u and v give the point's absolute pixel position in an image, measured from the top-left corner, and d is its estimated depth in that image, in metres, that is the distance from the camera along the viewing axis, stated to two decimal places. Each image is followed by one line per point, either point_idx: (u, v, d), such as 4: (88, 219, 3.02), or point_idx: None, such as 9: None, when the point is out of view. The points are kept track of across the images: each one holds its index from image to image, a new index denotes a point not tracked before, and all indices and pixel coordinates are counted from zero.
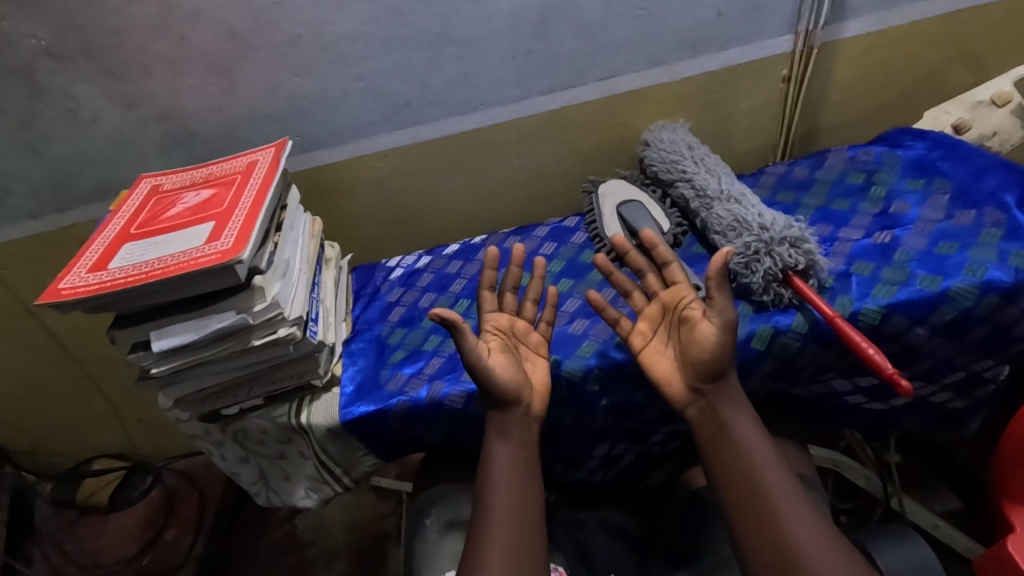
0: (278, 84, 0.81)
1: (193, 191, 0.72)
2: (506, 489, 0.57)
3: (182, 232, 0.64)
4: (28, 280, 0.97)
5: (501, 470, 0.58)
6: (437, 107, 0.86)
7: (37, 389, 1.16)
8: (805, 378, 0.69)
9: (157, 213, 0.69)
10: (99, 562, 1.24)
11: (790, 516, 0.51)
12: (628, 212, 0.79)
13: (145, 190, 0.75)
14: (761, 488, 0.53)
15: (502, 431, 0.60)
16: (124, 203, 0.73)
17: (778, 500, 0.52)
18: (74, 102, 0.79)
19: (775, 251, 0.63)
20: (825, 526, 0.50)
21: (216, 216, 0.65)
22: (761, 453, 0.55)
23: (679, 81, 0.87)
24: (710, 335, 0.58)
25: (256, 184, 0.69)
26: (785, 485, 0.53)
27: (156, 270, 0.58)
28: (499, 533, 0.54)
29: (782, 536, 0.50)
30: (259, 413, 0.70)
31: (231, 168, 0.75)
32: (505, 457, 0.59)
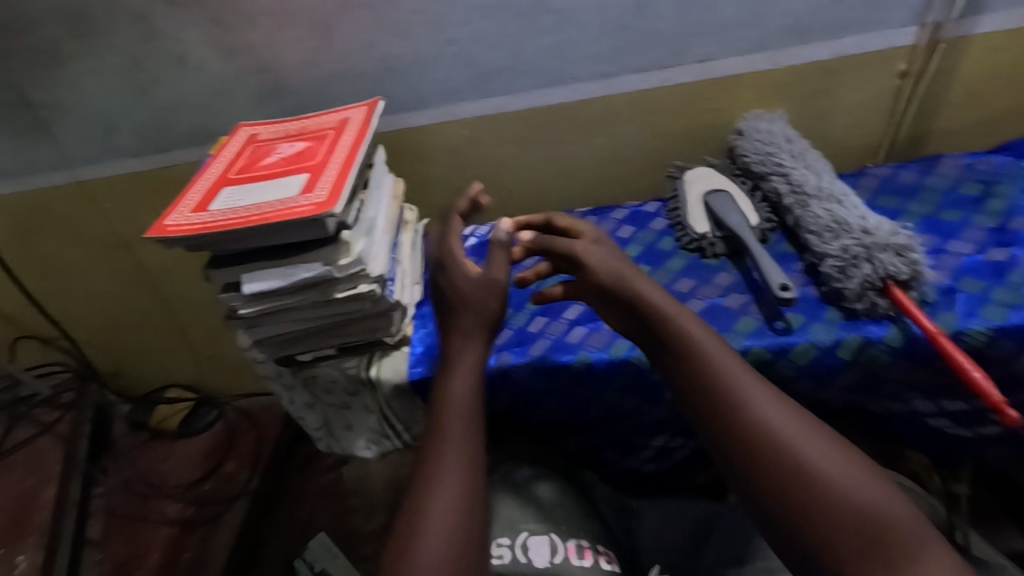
0: (373, 43, 0.82)
1: (287, 143, 0.74)
2: (464, 407, 0.59)
3: (275, 182, 0.66)
4: (126, 214, 1.03)
5: (458, 398, 0.60)
6: (526, 79, 0.84)
7: (123, 317, 1.25)
8: (887, 394, 0.65)
9: (254, 161, 0.72)
10: (164, 482, 1.32)
11: (769, 418, 0.52)
12: (714, 200, 0.76)
13: (243, 138, 0.78)
14: (733, 403, 0.53)
15: (463, 343, 0.63)
16: (223, 149, 0.76)
17: (753, 407, 0.52)
18: (183, 48, 0.83)
19: (876, 258, 0.60)
20: (801, 419, 0.52)
21: (308, 169, 0.67)
22: (721, 363, 0.55)
23: (782, 70, 0.83)
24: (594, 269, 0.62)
25: (348, 142, 0.70)
26: (754, 388, 0.54)
27: (254, 216, 0.60)
28: (453, 448, 0.56)
29: (767, 438, 0.51)
30: (330, 362, 0.73)
31: (323, 124, 0.77)
32: (461, 385, 0.60)
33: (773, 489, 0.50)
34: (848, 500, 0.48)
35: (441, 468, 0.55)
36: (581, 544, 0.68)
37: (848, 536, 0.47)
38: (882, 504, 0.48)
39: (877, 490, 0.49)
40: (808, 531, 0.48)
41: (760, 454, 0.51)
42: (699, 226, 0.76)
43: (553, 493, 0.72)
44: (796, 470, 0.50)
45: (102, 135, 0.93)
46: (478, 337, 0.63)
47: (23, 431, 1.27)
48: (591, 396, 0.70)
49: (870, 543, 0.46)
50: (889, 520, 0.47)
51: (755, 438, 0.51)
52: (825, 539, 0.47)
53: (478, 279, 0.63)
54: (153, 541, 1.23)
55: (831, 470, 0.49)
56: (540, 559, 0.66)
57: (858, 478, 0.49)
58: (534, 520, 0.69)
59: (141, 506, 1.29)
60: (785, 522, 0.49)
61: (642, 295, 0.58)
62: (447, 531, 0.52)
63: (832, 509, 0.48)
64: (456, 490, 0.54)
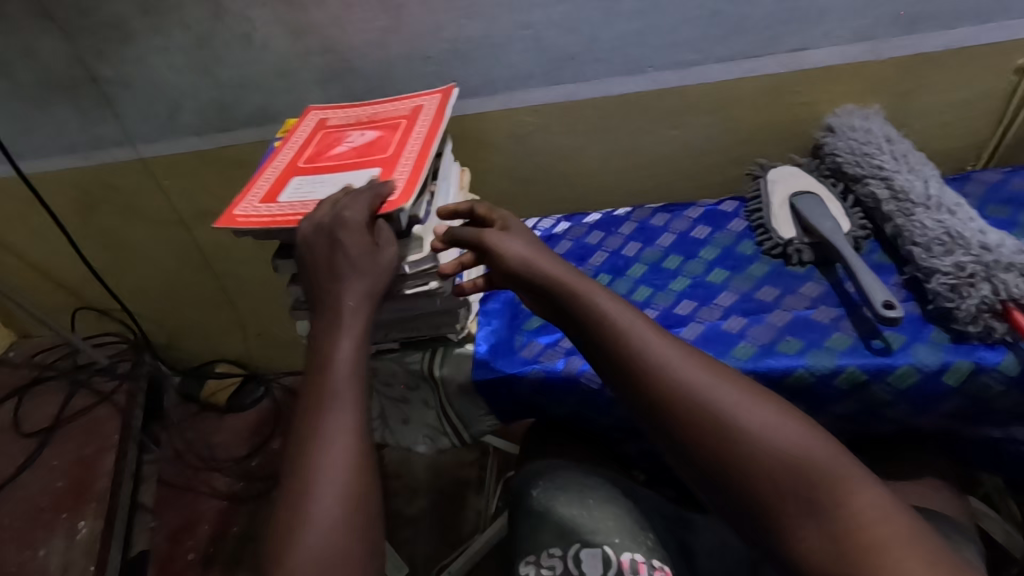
0: (444, 25, 0.78)
1: (357, 131, 0.72)
2: (348, 366, 0.50)
3: (348, 174, 0.64)
4: (186, 192, 1.03)
5: (345, 361, 0.50)
6: (602, 65, 0.80)
7: (178, 292, 1.27)
8: (990, 421, 0.60)
9: (324, 149, 0.70)
10: (214, 455, 1.36)
11: (680, 372, 0.48)
12: (803, 205, 0.71)
13: (312, 123, 0.76)
14: (641, 364, 0.49)
15: (340, 294, 0.53)
16: (293, 133, 0.74)
17: (661, 363, 0.49)
18: (250, 26, 0.81)
19: (997, 278, 0.55)
20: (711, 368, 0.49)
21: (380, 162, 0.64)
22: (623, 324, 0.51)
23: (883, 62, 0.76)
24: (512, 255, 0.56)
25: (421, 134, 0.67)
26: (660, 343, 0.50)
27: None
28: (339, 412, 0.47)
29: (678, 393, 0.47)
30: (393, 356, 0.71)
31: (396, 111, 0.73)
32: (347, 351, 0.51)
33: (694, 445, 0.46)
34: (769, 444, 0.44)
35: (323, 437, 0.46)
36: (637, 559, 0.65)
37: (774, 483, 0.43)
38: (806, 445, 0.44)
39: (799, 430, 0.45)
40: (732, 483, 0.44)
41: (684, 426, 0.46)
42: (786, 231, 0.71)
43: (604, 503, 0.70)
44: (715, 420, 0.46)
45: (166, 113, 0.92)
46: (365, 292, 0.54)
47: (81, 399, 1.31)
48: None
49: (799, 487, 0.43)
50: (818, 461, 0.43)
51: (667, 395, 0.47)
52: (753, 487, 0.44)
53: (368, 261, 0.54)
54: (204, 513, 1.26)
55: (748, 416, 0.45)
56: (593, 573, 0.64)
57: (778, 419, 0.45)
58: (588, 532, 0.67)
59: (193, 476, 1.33)
60: (711, 475, 0.45)
61: (545, 271, 0.55)
62: (338, 516, 0.44)
63: (754, 457, 0.44)
64: (343, 463, 0.45)
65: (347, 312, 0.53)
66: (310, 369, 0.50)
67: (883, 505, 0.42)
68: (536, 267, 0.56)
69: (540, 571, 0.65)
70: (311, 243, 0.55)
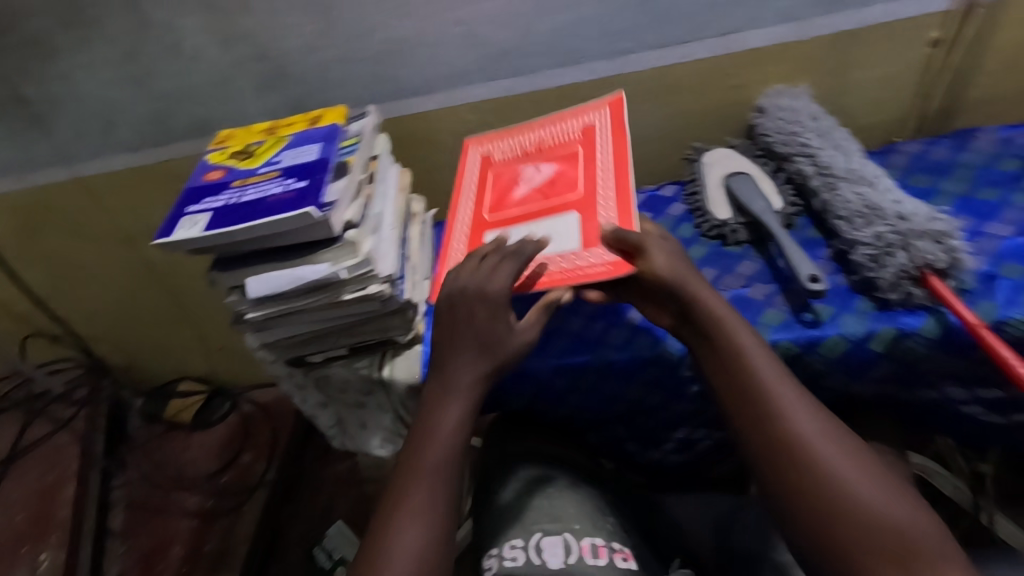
0: (375, 26, 0.77)
1: (531, 166, 0.72)
2: (446, 440, 0.54)
3: (549, 225, 0.65)
4: (129, 209, 1.00)
5: (448, 430, 0.55)
6: (537, 59, 0.80)
7: (134, 312, 1.24)
8: (922, 384, 0.62)
9: (504, 194, 0.72)
10: (183, 474, 1.31)
11: (789, 407, 0.51)
12: (737, 184, 0.72)
13: (477, 160, 0.77)
14: (754, 390, 0.52)
15: (456, 364, 0.56)
16: (463, 180, 0.76)
17: (775, 396, 0.51)
18: (177, 37, 0.78)
19: (912, 246, 0.56)
20: (821, 412, 0.51)
21: (576, 206, 0.66)
22: (747, 353, 0.53)
23: (810, 41, 0.78)
24: (659, 269, 0.57)
25: (608, 163, 0.67)
26: (779, 378, 0.52)
27: (547, 278, 0.60)
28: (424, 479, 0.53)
29: (784, 425, 0.50)
30: (342, 362, 0.71)
31: (566, 135, 0.73)
32: (453, 418, 0.55)
33: (786, 474, 0.49)
34: (860, 493, 0.46)
35: (411, 495, 0.52)
36: (597, 542, 0.65)
37: (855, 523, 0.45)
38: (892, 502, 0.46)
39: (890, 487, 0.47)
40: (810, 513, 0.47)
41: (799, 464, 0.48)
42: (722, 213, 0.72)
43: (566, 492, 0.71)
44: (824, 473, 0.48)
45: (101, 130, 0.89)
46: (484, 370, 0.56)
47: (40, 428, 1.27)
48: (613, 392, 0.68)
49: (873, 532, 0.45)
50: (900, 516, 0.45)
51: (783, 439, 0.50)
52: (830, 522, 0.46)
53: (498, 334, 0.56)
54: (176, 534, 1.22)
55: (847, 465, 0.48)
56: (554, 560, 0.63)
57: (869, 473, 0.47)
58: (549, 521, 0.68)
59: (162, 497, 1.28)
60: (806, 522, 0.47)
61: (682, 289, 0.56)
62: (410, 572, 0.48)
63: (839, 496, 0.46)
64: (421, 527, 0.51)
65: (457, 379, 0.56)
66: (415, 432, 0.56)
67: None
68: (675, 283, 0.57)
69: (503, 563, 0.64)
70: (457, 303, 0.57)
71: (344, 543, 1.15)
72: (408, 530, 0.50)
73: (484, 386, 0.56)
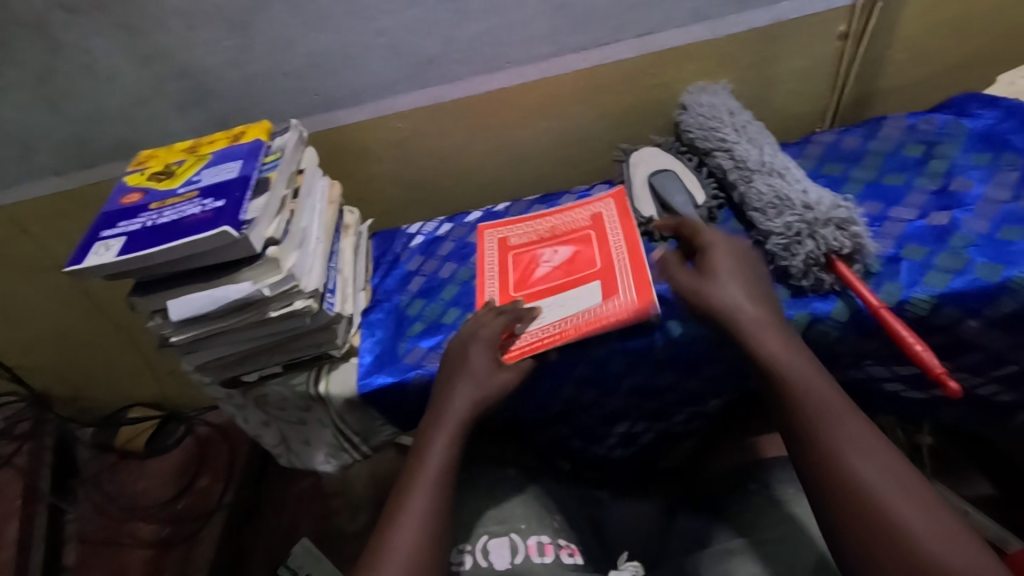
0: (295, 39, 0.76)
1: (550, 248, 0.73)
2: (438, 463, 0.57)
3: (575, 295, 0.66)
4: (57, 236, 0.97)
5: (437, 454, 0.57)
6: (461, 66, 0.81)
7: (73, 341, 1.19)
8: (843, 365, 0.65)
9: (527, 273, 0.71)
10: (137, 503, 1.27)
11: (835, 420, 0.49)
12: (661, 184, 0.73)
13: (494, 245, 0.77)
14: (797, 401, 0.51)
15: (450, 395, 0.60)
16: (482, 262, 0.75)
17: (821, 409, 0.50)
18: (91, 57, 0.76)
19: (818, 233, 0.59)
20: (871, 429, 0.49)
21: (598, 275, 0.67)
22: (793, 365, 0.52)
23: (725, 39, 0.80)
24: (728, 291, 0.56)
25: (619, 239, 0.70)
26: (827, 391, 0.51)
27: (569, 329, 0.62)
28: (418, 493, 0.55)
29: (829, 437, 0.48)
30: (278, 380, 0.71)
31: (576, 221, 0.75)
32: (439, 446, 0.58)
33: (829, 489, 0.47)
34: (903, 517, 0.44)
35: (405, 514, 0.54)
36: (543, 540, 0.65)
37: (898, 547, 0.43)
38: (942, 534, 0.43)
39: (941, 516, 0.44)
40: (851, 532, 0.45)
41: (840, 480, 0.47)
42: (647, 210, 0.73)
43: (512, 493, 0.70)
44: (863, 490, 0.46)
45: (19, 155, 0.86)
46: (472, 399, 0.59)
47: None
48: (550, 392, 0.69)
49: (911, 559, 0.43)
50: (947, 549, 0.42)
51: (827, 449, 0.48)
52: (867, 541, 0.44)
53: (485, 379, 0.60)
54: (131, 565, 1.19)
55: (894, 488, 0.45)
56: (501, 561, 0.63)
57: (919, 500, 0.45)
58: (495, 523, 0.67)
59: (115, 529, 1.23)
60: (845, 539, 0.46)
61: (727, 301, 0.56)
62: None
63: (880, 518, 0.44)
64: (411, 539, 0.52)
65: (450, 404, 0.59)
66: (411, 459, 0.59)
67: None
68: (721, 295, 0.56)
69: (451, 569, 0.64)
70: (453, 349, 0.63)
71: (311, 561, 1.14)
72: (399, 551, 0.52)
73: (474, 415, 0.59)
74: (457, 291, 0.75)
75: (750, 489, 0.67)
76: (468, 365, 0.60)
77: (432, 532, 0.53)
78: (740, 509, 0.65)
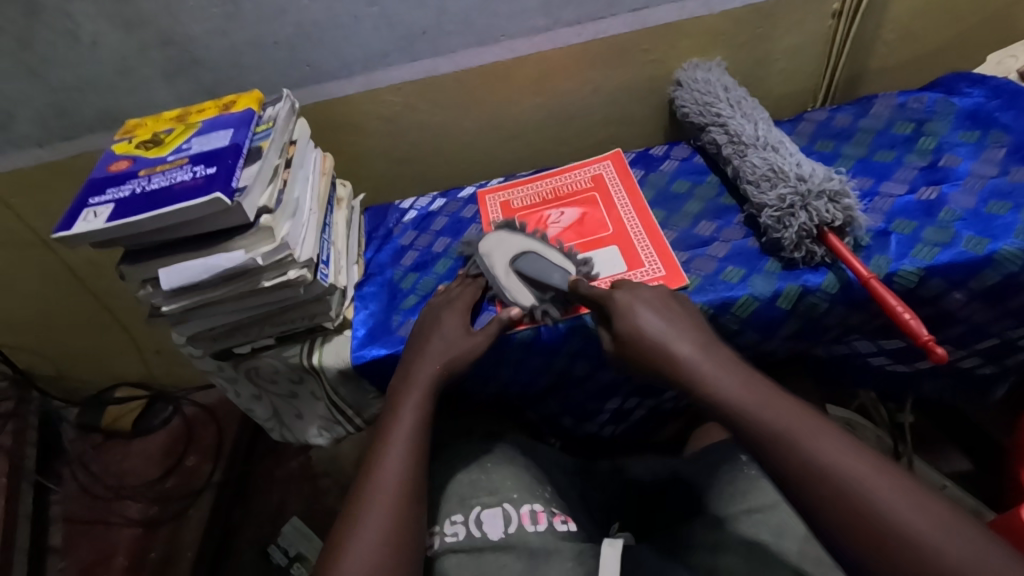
0: (285, 7, 0.74)
1: (556, 210, 0.76)
2: (413, 419, 0.58)
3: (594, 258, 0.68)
4: (38, 211, 0.93)
5: (409, 412, 0.59)
6: (453, 38, 0.80)
7: (54, 321, 1.15)
8: (830, 338, 0.66)
9: (536, 234, 0.74)
10: (123, 483, 1.26)
11: (825, 457, 0.44)
12: (528, 263, 0.65)
13: (498, 208, 0.80)
14: (774, 449, 0.46)
15: (417, 363, 0.62)
16: (489, 224, 0.78)
17: (806, 455, 0.44)
18: (73, 23, 0.73)
19: (811, 205, 0.60)
20: (845, 439, 0.45)
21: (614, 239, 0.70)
22: (761, 413, 0.47)
23: (719, 15, 0.80)
24: (648, 328, 0.54)
25: (629, 204, 0.74)
26: (804, 423, 0.46)
27: (597, 296, 0.65)
28: (392, 454, 0.56)
29: (825, 480, 0.43)
30: (271, 352, 0.70)
31: (579, 184, 0.79)
32: (412, 406, 0.59)
33: (852, 543, 0.41)
34: (928, 538, 0.39)
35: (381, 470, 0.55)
36: (536, 508, 0.65)
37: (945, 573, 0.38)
38: (970, 546, 0.39)
39: (956, 524, 0.40)
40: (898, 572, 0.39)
41: (821, 495, 0.43)
42: (557, 280, 0.63)
43: (504, 463, 0.70)
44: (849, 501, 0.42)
45: None
46: (443, 362, 0.61)
47: None
48: (542, 364, 0.69)
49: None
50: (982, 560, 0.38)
51: (798, 472, 0.44)
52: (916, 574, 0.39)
53: (456, 339, 0.63)
54: (119, 544, 1.18)
55: (908, 509, 0.41)
56: (494, 531, 0.63)
57: (929, 510, 0.40)
58: (486, 494, 0.67)
59: (102, 510, 1.22)
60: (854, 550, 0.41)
61: (681, 355, 0.52)
62: (384, 535, 0.51)
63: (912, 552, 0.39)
64: (394, 487, 0.54)
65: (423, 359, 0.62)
66: (384, 418, 0.60)
67: None
68: (670, 350, 0.52)
69: (444, 539, 0.63)
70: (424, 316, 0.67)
71: (300, 539, 1.15)
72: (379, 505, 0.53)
73: (446, 374, 0.61)
74: (450, 265, 0.76)
75: (742, 460, 0.66)
76: (445, 330, 0.63)
77: (412, 485, 0.55)
78: (731, 479, 0.65)
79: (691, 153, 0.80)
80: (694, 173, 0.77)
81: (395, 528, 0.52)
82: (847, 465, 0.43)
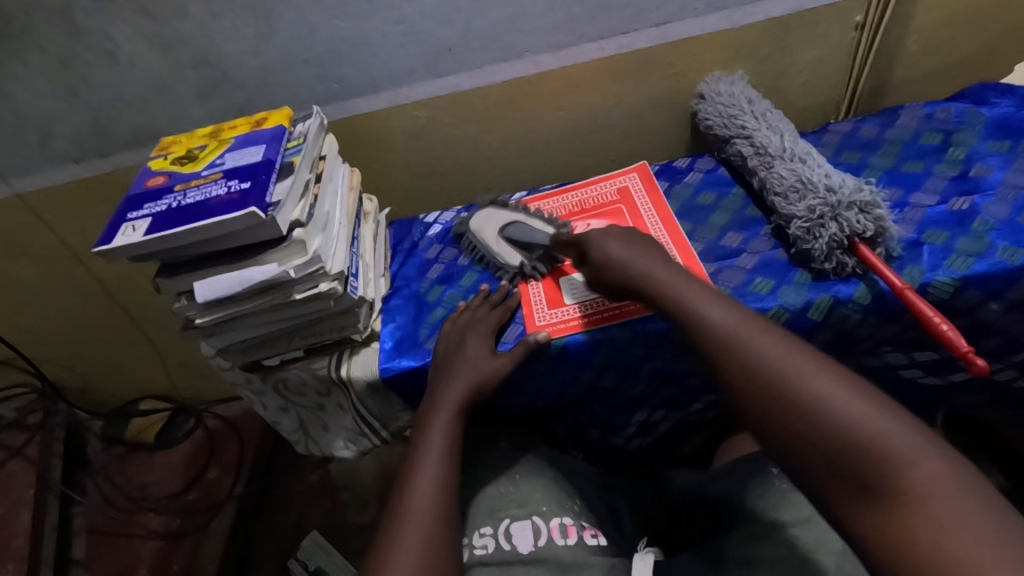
0: (316, 26, 0.76)
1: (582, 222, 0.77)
2: (441, 441, 0.60)
3: None
4: (72, 226, 0.95)
5: (438, 434, 0.60)
6: (478, 54, 0.81)
7: (83, 335, 1.17)
8: (861, 351, 0.65)
9: (563, 245, 0.75)
10: (146, 495, 1.26)
11: (806, 381, 0.42)
12: (569, 208, 0.73)
13: None
14: (716, 340, 0.48)
15: (445, 383, 0.63)
16: None
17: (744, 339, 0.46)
18: (113, 44, 0.76)
19: (842, 216, 0.59)
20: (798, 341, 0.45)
21: None
22: (701, 306, 0.50)
23: (741, 29, 0.81)
24: (609, 251, 0.60)
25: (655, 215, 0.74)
26: (742, 319, 0.48)
27: (625, 307, 0.65)
28: (425, 472, 0.57)
29: (810, 416, 0.41)
30: (300, 364, 0.71)
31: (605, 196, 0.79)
32: (441, 429, 0.60)
33: (831, 484, 0.39)
34: (848, 422, 0.39)
35: (413, 490, 0.56)
36: (565, 522, 0.65)
37: (926, 542, 0.34)
38: (897, 431, 0.38)
39: (885, 408, 0.39)
40: (882, 533, 0.36)
41: (750, 383, 0.44)
42: (514, 259, 0.73)
43: (532, 476, 0.70)
44: (784, 388, 0.43)
45: (36, 142, 0.84)
46: (468, 384, 0.62)
47: None
48: (569, 376, 0.69)
49: (948, 558, 0.33)
50: (985, 530, 0.33)
51: (740, 363, 0.45)
52: (891, 536, 0.36)
53: (481, 362, 0.63)
54: (140, 557, 1.18)
55: (912, 445, 0.37)
56: (523, 544, 0.63)
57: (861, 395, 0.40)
58: (515, 506, 0.67)
59: (124, 522, 1.23)
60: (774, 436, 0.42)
61: (641, 271, 0.56)
62: (419, 551, 0.52)
63: (896, 493, 0.36)
64: (426, 506, 0.55)
65: (451, 386, 0.62)
66: (414, 440, 0.61)
67: (953, 484, 0.35)
68: (660, 288, 0.54)
69: (473, 551, 0.64)
70: (449, 332, 0.67)
71: (319, 554, 1.13)
72: (414, 523, 0.53)
73: (472, 398, 0.62)
74: (476, 278, 0.76)
75: (772, 473, 0.66)
76: (467, 352, 0.65)
77: (444, 502, 0.56)
78: (762, 492, 0.64)
79: (715, 165, 0.80)
80: (719, 184, 0.77)
81: (431, 544, 0.52)
82: (792, 359, 0.44)
